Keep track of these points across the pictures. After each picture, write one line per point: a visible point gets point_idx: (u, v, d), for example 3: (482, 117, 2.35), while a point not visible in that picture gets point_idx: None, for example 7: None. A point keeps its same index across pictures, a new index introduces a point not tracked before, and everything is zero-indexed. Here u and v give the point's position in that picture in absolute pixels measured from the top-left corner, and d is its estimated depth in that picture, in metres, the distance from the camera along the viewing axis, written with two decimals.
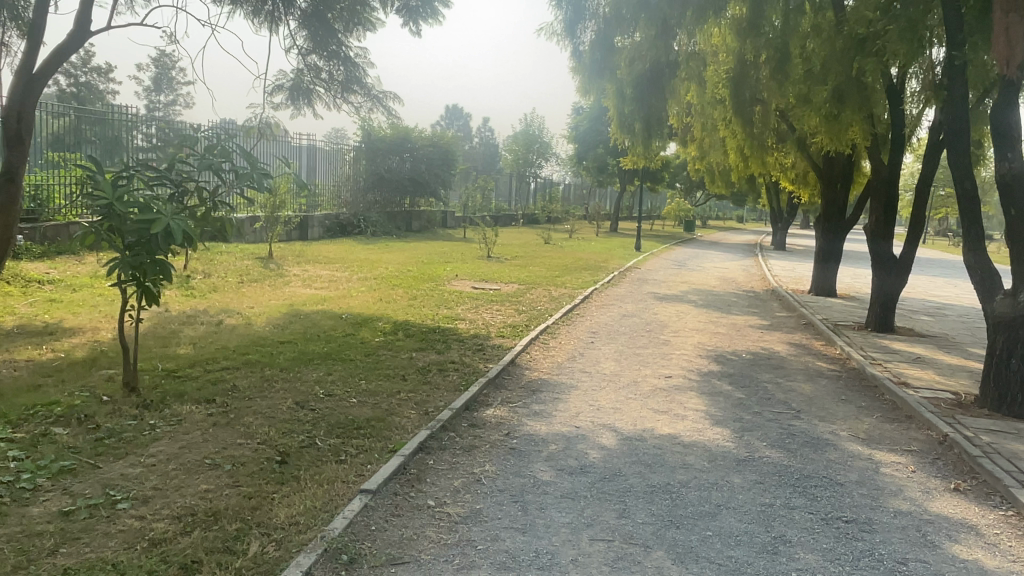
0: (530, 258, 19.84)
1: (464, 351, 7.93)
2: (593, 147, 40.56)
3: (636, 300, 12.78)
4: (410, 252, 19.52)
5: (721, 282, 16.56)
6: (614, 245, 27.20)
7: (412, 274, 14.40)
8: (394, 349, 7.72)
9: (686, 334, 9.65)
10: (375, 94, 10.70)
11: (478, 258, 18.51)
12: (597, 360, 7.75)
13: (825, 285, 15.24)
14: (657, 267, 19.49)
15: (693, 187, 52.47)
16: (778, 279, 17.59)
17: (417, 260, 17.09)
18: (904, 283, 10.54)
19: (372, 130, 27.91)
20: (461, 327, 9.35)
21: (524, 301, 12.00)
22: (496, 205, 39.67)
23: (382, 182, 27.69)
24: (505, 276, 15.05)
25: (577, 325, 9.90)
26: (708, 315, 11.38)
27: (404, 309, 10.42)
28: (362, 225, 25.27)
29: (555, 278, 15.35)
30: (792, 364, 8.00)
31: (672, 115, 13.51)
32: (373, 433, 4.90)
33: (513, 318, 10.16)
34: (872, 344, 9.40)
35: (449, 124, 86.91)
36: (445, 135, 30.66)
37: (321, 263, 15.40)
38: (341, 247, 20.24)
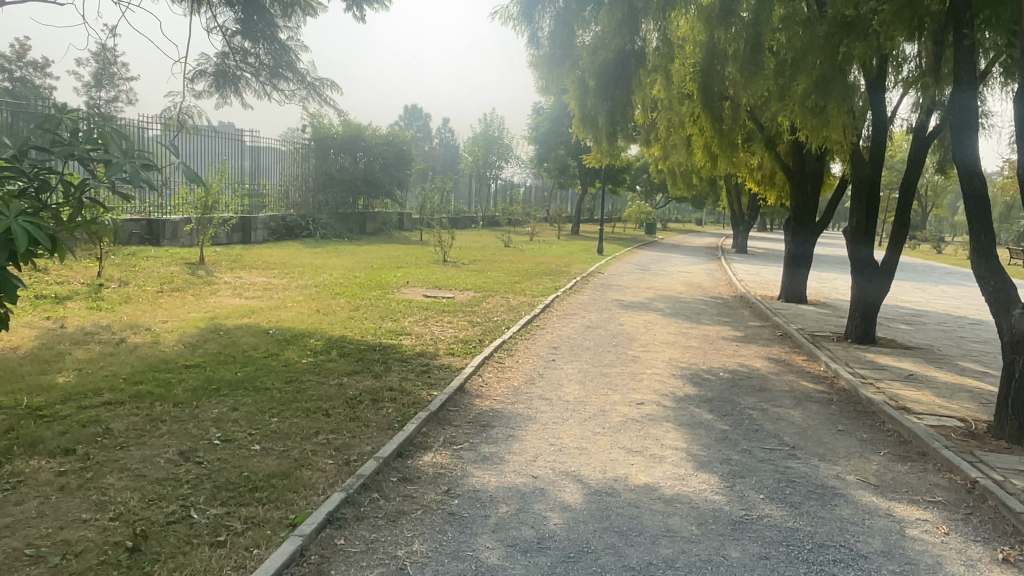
0: (488, 262, 18.79)
1: (405, 374, 6.84)
2: (553, 148, 39.78)
3: (600, 309, 11.82)
4: (360, 255, 18.29)
5: (688, 288, 15.72)
6: (575, 248, 26.37)
7: (358, 281, 13.23)
8: (322, 374, 6.60)
9: (656, 348, 8.71)
10: (311, 83, 9.57)
11: (432, 263, 17.38)
12: (557, 383, 6.73)
13: (795, 291, 14.47)
14: (621, 272, 18.61)
15: (654, 189, 52.15)
16: (745, 284, 16.83)
17: (366, 264, 15.91)
18: (886, 290, 9.76)
19: (322, 127, 26.58)
20: (405, 342, 8.27)
21: (478, 310, 10.94)
22: (455, 206, 38.56)
23: (333, 182, 26.39)
24: (459, 283, 13.97)
25: (535, 339, 8.87)
26: (678, 325, 10.47)
27: (342, 321, 9.28)
28: (311, 227, 23.96)
29: (514, 284, 14.33)
30: (776, 384, 7.10)
31: (638, 111, 12.62)
32: (271, 498, 3.83)
33: (465, 331, 9.10)
34: (858, 359, 8.57)
35: (408, 124, 85.43)
36: (401, 134, 29.47)
37: (259, 269, 14.13)
38: (286, 250, 18.91)
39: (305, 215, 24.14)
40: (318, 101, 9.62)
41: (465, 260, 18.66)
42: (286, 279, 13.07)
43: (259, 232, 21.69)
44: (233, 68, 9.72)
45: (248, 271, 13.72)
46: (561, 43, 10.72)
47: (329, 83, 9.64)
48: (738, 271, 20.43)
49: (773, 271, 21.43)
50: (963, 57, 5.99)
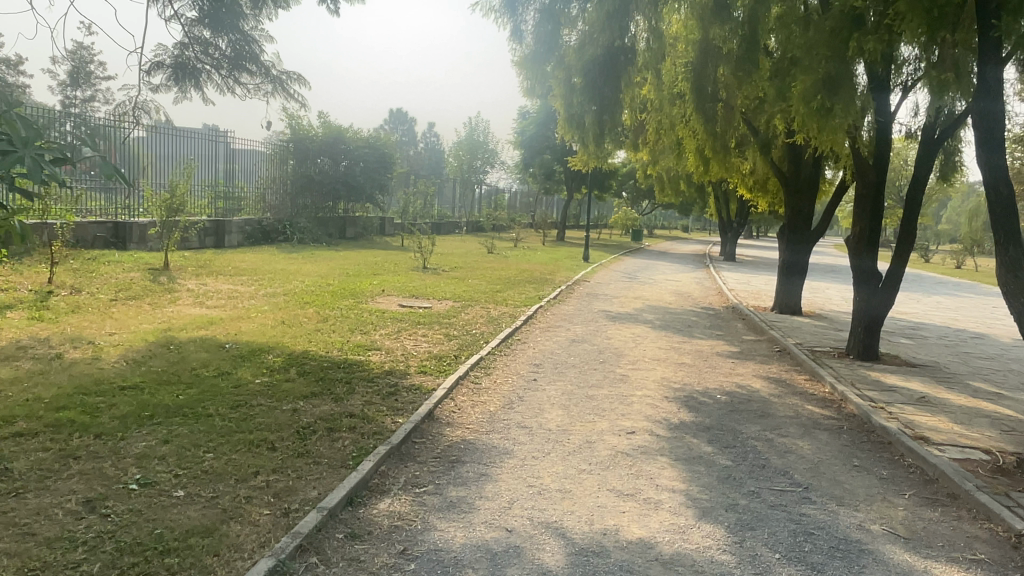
0: (470, 270, 18.10)
1: (370, 397, 6.14)
2: (539, 153, 39.21)
3: (586, 321, 11.16)
4: (336, 261, 17.53)
5: (678, 298, 15.11)
6: (561, 255, 25.75)
7: (330, 289, 12.49)
8: (277, 397, 5.89)
9: (646, 365, 8.05)
10: (277, 78, 8.84)
11: (411, 270, 16.65)
12: (538, 408, 6.05)
13: (789, 302, 13.85)
14: (608, 281, 17.98)
15: (640, 196, 51.75)
16: (736, 294, 16.24)
17: (342, 271, 15.17)
18: (890, 305, 9.20)
19: (301, 128, 25.80)
20: (373, 359, 7.56)
21: (455, 322, 10.23)
22: (439, 211, 37.86)
23: (312, 185, 25.64)
24: (438, 291, 13.28)
25: (516, 355, 8.19)
26: (670, 340, 9.82)
27: (308, 334, 8.54)
28: (288, 232, 23.18)
29: (495, 293, 13.65)
30: (779, 409, 6.47)
31: (627, 112, 12.00)
32: (182, 565, 3.13)
33: (440, 346, 8.39)
34: (863, 378, 7.96)
35: (393, 128, 84.63)
36: (383, 136, 28.75)
37: (226, 276, 13.36)
38: (259, 255, 18.13)
39: (282, 219, 23.36)
40: (284, 97, 8.89)
41: (447, 267, 17.95)
42: (254, 286, 12.31)
43: (233, 236, 20.89)
44: (193, 60, 8.98)
45: (215, 278, 12.94)
46: (546, 38, 10.12)
47: (297, 78, 8.91)
48: (728, 281, 19.88)
49: (764, 280, 20.91)
50: (991, 49, 5.35)
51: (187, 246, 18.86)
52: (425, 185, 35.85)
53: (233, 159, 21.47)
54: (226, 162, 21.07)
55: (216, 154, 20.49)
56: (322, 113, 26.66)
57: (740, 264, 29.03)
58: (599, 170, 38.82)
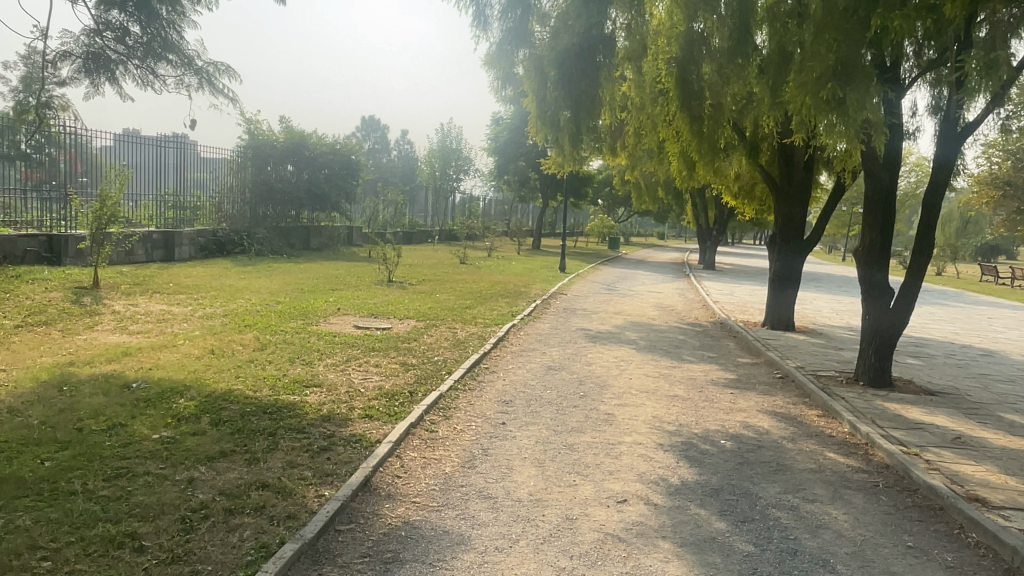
0: (440, 283, 16.91)
1: (296, 456, 4.90)
2: (513, 160, 38.13)
3: (564, 342, 9.98)
4: (293, 275, 16.19)
5: (661, 312, 14.02)
6: (535, 265, 24.64)
7: (278, 308, 11.20)
8: (173, 462, 4.65)
9: (635, 400, 6.88)
10: (202, 69, 7.65)
11: (374, 284, 15.39)
12: (504, 467, 4.84)
13: (782, 316, 12.62)
14: (585, 293, 16.85)
15: (616, 203, 50.91)
16: (723, 307, 15.20)
17: (296, 287, 13.88)
18: (904, 323, 8.19)
19: (260, 133, 24.33)
20: (309, 400, 6.29)
21: (415, 345, 9.01)
22: (410, 220, 36.59)
23: (273, 193, 24.26)
24: (400, 309, 12.04)
25: (481, 389, 6.97)
26: (658, 365, 8.67)
27: (237, 368, 7.24)
28: (246, 243, 21.79)
29: (464, 310, 12.45)
30: (797, 459, 5.36)
31: (606, 111, 10.93)
32: None
33: (392, 379, 7.13)
34: (884, 412, 6.89)
35: (365, 137, 83.26)
36: (349, 142, 27.49)
37: (163, 294, 12.00)
38: (208, 269, 16.80)
39: (240, 229, 21.97)
40: (209, 91, 7.70)
41: (414, 280, 16.70)
42: (191, 306, 10.97)
43: (184, 248, 19.49)
44: (106, 48, 7.55)
45: (148, 297, 11.56)
46: (514, 26, 9.03)
47: (224, 70, 7.77)
48: (711, 292, 18.86)
49: (748, 291, 19.96)
50: None
51: (131, 259, 17.48)
52: (395, 193, 34.55)
53: (185, 167, 20.12)
54: (176, 169, 19.69)
55: (164, 160, 19.13)
56: (284, 117, 25.28)
57: (720, 273, 28.13)
58: (574, 177, 37.85)
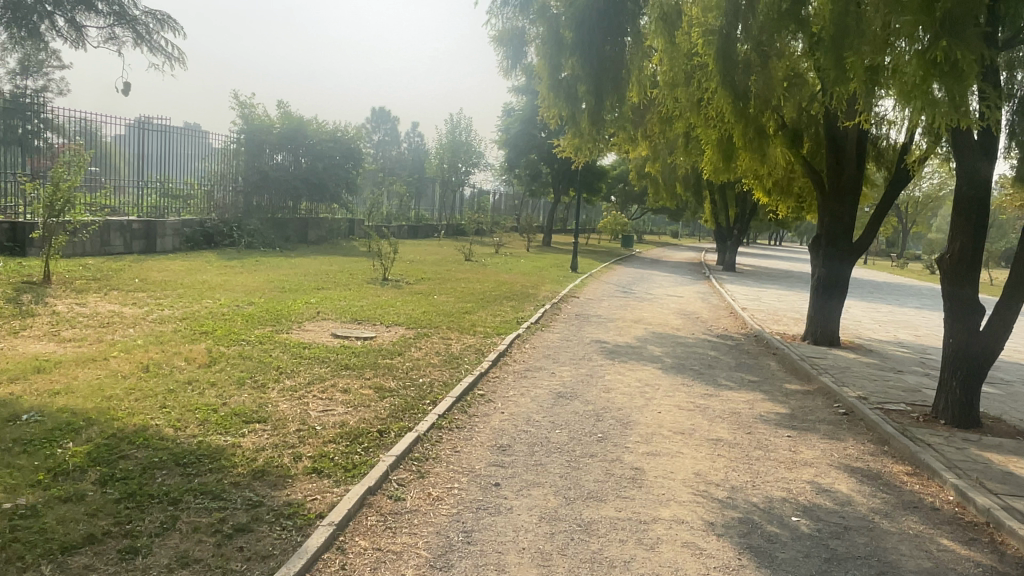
0: (441, 282, 15.42)
1: (195, 543, 3.43)
2: (524, 154, 36.56)
3: (576, 358, 8.45)
4: (277, 272, 14.71)
5: (685, 321, 12.48)
6: (545, 264, 23.19)
7: (247, 311, 9.71)
8: (8, 557, 3.18)
9: (670, 447, 5.34)
10: (140, 22, 6.06)
11: (366, 283, 13.92)
12: (492, 569, 3.35)
13: (827, 328, 11.00)
14: (599, 296, 15.33)
15: (630, 200, 49.35)
16: (754, 315, 13.64)
17: (276, 285, 12.40)
18: (999, 349, 6.63)
19: (255, 118, 22.79)
20: (244, 444, 4.76)
21: (398, 362, 7.46)
22: (416, 213, 35.16)
23: (267, 182, 22.81)
24: (389, 313, 10.54)
25: (472, 428, 5.45)
26: (691, 393, 7.13)
27: (167, 393, 5.73)
28: (235, 234, 20.41)
29: (462, 315, 10.94)
30: (906, 555, 3.83)
31: (632, 87, 9.37)
32: None
33: (359, 413, 5.58)
34: (990, 468, 5.36)
35: (375, 129, 81.92)
36: (351, 129, 26.01)
37: (120, 291, 10.52)
38: (188, 263, 15.42)
39: (230, 219, 20.59)
40: (147, 50, 6.20)
41: (411, 279, 15.22)
42: (147, 308, 9.48)
43: (166, 239, 18.14)
44: None
45: (102, 294, 10.14)
46: None
47: (163, 21, 6.25)
48: (735, 297, 17.26)
49: (776, 296, 18.36)
50: None
51: (107, 251, 16.19)
52: (401, 185, 33.11)
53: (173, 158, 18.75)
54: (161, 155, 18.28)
55: (147, 147, 17.69)
56: (282, 102, 23.79)
57: (741, 274, 26.51)
58: (588, 172, 36.29)
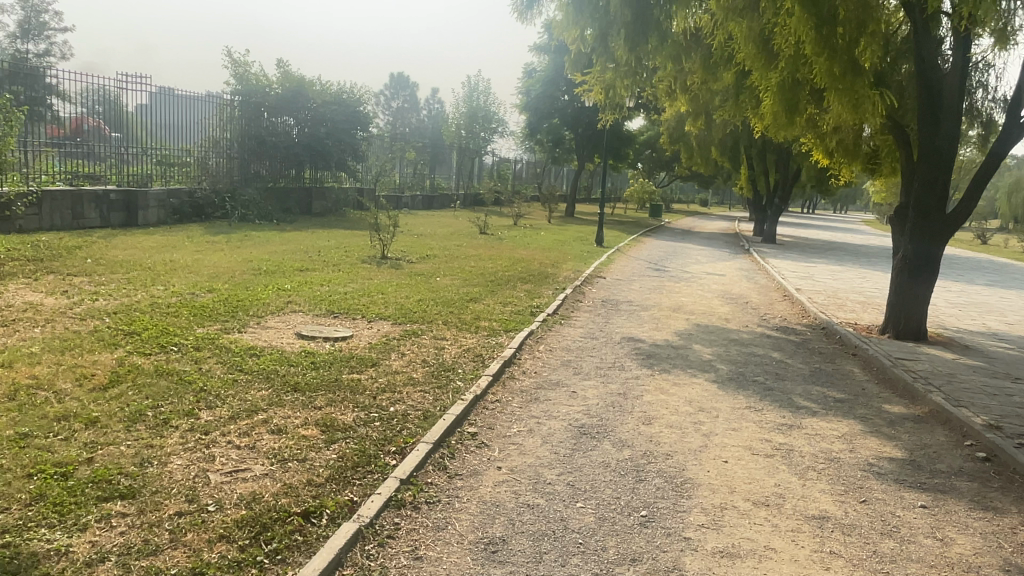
0: (448, 260, 13.55)
1: None
2: (546, 118, 34.26)
3: (604, 366, 6.56)
4: (261, 249, 12.93)
5: (733, 307, 10.50)
6: (566, 237, 21.24)
7: (200, 302, 7.93)
8: None
9: (754, 538, 3.44)
10: None
11: (360, 262, 12.11)
12: None
13: (914, 319, 8.93)
14: (628, 276, 13.40)
15: (658, 166, 46.96)
16: (811, 300, 11.61)
17: (252, 265, 10.64)
18: None
19: (250, 78, 20.76)
20: (77, 549, 2.97)
21: (368, 377, 5.61)
22: (431, 182, 33.24)
23: (265, 149, 20.98)
24: (376, 302, 8.70)
25: (450, 505, 3.60)
26: (763, 425, 5.20)
27: (12, 441, 3.95)
28: (227, 205, 18.64)
29: (466, 304, 9.09)
30: None
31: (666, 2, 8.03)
32: None
33: (286, 476, 3.76)
34: None
35: (394, 95, 79.55)
36: (357, 90, 24.00)
37: (57, 276, 8.79)
38: (165, 239, 13.77)
39: (223, 189, 18.85)
40: None
41: (414, 257, 13.39)
42: (76, 298, 7.72)
43: (150, 211, 16.46)
44: None
45: (32, 280, 8.43)
46: None
47: None
48: (782, 275, 15.18)
49: (829, 274, 16.24)
50: None
51: (79, 225, 14.59)
52: (414, 152, 31.15)
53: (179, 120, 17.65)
54: (159, 119, 16.96)
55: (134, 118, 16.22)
56: (281, 61, 21.80)
57: (780, 247, 24.31)
58: (614, 137, 34.00)
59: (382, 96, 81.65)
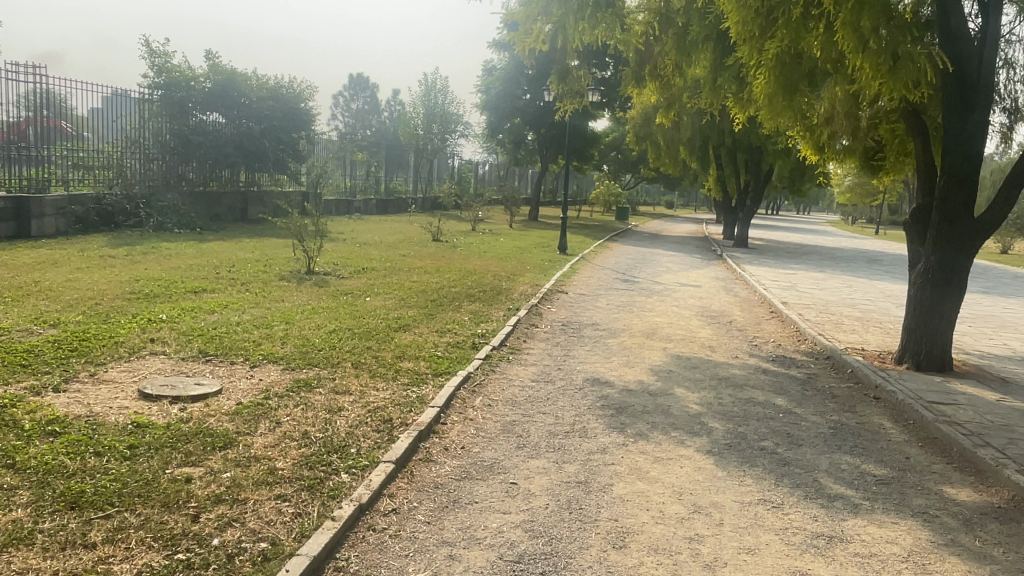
0: (386, 274, 11.68)
1: None
2: (508, 118, 32.54)
3: (558, 432, 4.78)
4: (160, 265, 10.94)
5: (719, 330, 8.80)
6: (527, 243, 19.52)
7: (26, 344, 5.95)
8: None
9: None
10: None
11: (276, 280, 10.19)
12: None
13: (939, 346, 7.34)
14: (594, 291, 11.65)
15: (624, 168, 45.53)
16: (805, 317, 9.98)
17: (132, 289, 8.63)
18: None
19: (173, 70, 18.66)
20: None
21: (202, 473, 3.75)
22: (385, 186, 31.25)
23: (192, 149, 18.84)
24: (274, 335, 6.82)
25: None
26: (791, 540, 3.47)
27: None
28: (142, 213, 16.47)
29: (391, 335, 7.25)
30: None
31: None
32: None
33: None
34: None
35: (353, 96, 77.07)
36: (297, 86, 22.00)
37: None
38: (51, 253, 11.66)
39: (137, 194, 16.70)
40: None
41: (345, 272, 11.49)
42: None
43: (46, 220, 14.20)
44: None
45: None
46: None
47: None
48: (763, 284, 13.61)
49: (814, 282, 14.73)
50: None
51: None
52: (367, 153, 29.19)
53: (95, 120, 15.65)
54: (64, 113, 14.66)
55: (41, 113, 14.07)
56: (209, 52, 19.71)
57: (755, 251, 22.90)
58: (578, 137, 32.41)
59: (340, 97, 79.05)
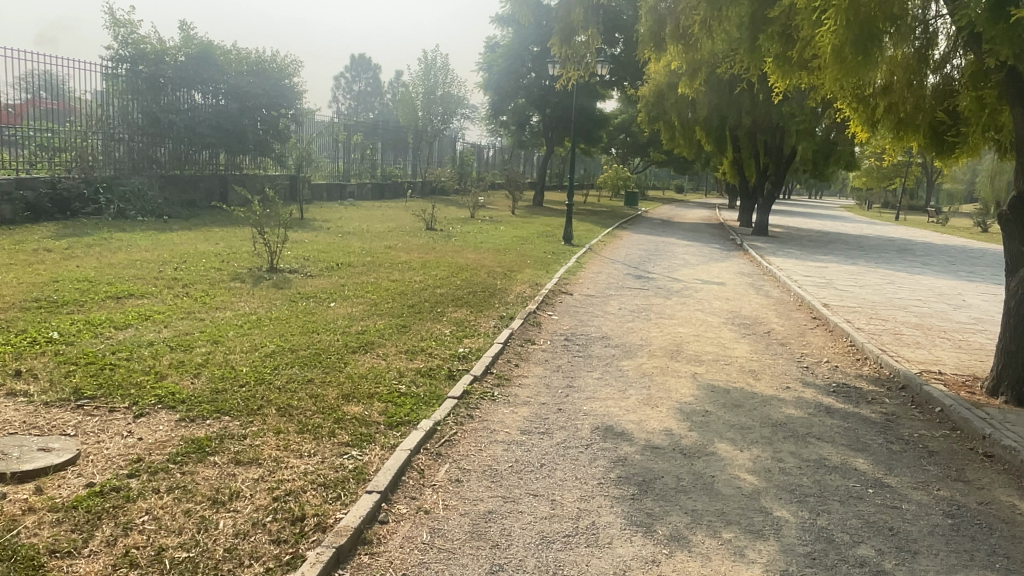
0: (361, 271, 10.10)
1: None
2: (511, 97, 30.75)
3: (555, 537, 3.17)
4: (97, 262, 9.35)
5: (759, 346, 7.16)
6: (529, 232, 17.82)
7: None
8: None
9: None
10: None
11: (226, 281, 8.61)
12: None
13: None
14: (603, 291, 10.02)
15: (632, 150, 43.66)
16: (856, 326, 8.33)
17: (38, 295, 7.04)
18: None
19: (141, 42, 17.02)
20: None
21: None
22: (381, 169, 29.55)
23: (164, 129, 17.25)
24: (192, 360, 5.26)
25: None
26: None
27: None
28: (102, 198, 14.87)
29: (344, 358, 5.69)
30: None
31: None
32: None
33: None
34: None
35: (353, 78, 75.00)
36: (281, 61, 20.35)
37: None
38: None
39: (98, 177, 15.11)
40: None
41: (313, 269, 9.90)
42: None
43: None
44: None
45: None
46: None
47: None
48: (795, 281, 11.94)
49: (850, 278, 13.07)
50: None
51: None
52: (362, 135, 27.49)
53: (62, 96, 14.26)
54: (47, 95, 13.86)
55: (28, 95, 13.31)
56: (183, 24, 18.08)
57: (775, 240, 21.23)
58: (585, 117, 30.63)
59: (341, 79, 76.95)
